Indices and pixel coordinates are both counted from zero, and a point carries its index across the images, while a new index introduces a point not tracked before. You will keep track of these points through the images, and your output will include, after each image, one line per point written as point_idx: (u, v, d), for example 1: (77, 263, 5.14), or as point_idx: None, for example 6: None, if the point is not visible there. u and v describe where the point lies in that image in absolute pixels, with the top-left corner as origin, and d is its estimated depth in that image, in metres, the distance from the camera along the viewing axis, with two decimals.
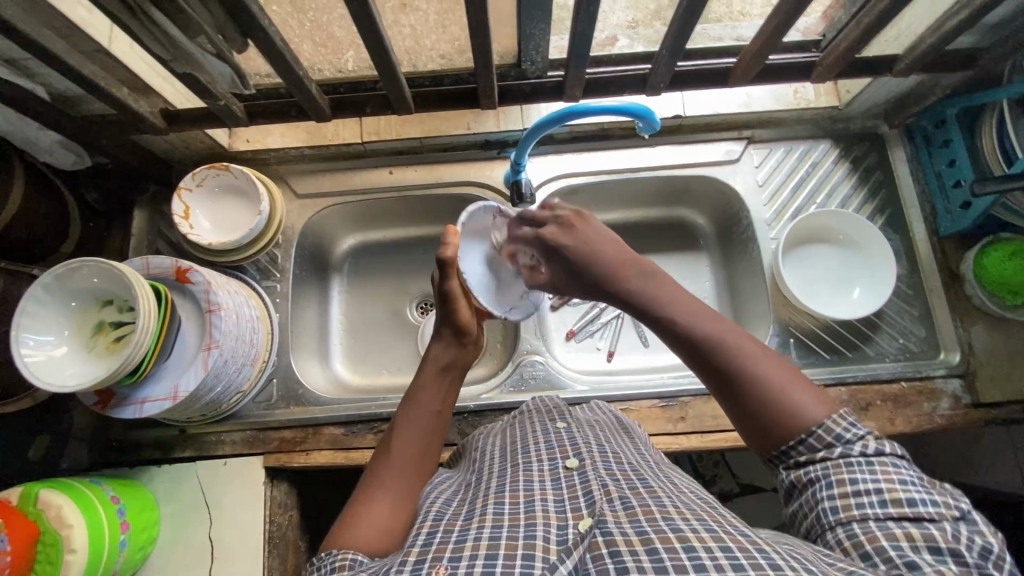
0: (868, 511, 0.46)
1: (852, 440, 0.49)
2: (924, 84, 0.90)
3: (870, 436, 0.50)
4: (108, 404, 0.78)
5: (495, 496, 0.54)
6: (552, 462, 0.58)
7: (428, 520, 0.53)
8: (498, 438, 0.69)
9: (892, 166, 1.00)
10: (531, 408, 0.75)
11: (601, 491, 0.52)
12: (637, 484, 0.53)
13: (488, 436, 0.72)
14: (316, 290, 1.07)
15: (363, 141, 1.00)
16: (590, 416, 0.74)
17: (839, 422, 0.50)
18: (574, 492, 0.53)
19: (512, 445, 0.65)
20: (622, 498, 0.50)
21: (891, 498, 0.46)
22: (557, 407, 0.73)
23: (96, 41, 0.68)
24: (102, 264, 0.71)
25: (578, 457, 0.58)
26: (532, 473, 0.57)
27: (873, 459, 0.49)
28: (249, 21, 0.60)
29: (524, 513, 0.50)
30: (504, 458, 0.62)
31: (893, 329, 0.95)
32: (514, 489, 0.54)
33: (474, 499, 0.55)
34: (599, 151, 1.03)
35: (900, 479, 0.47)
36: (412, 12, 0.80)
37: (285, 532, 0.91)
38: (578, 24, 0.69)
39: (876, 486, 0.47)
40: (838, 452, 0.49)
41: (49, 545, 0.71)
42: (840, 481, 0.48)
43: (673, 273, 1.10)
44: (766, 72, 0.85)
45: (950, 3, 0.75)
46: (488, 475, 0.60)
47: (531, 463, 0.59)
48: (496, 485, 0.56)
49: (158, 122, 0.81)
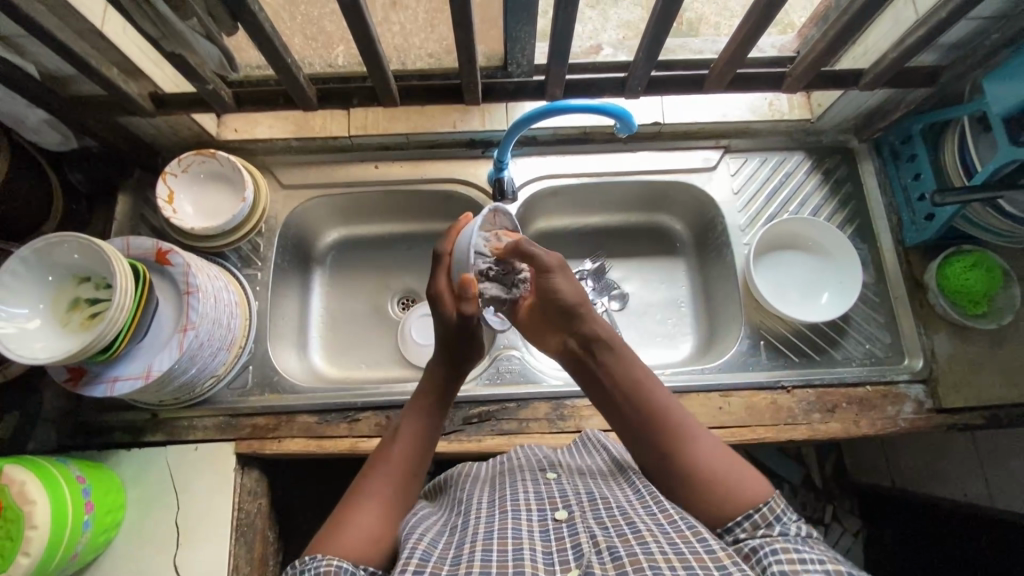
0: (813, 571, 0.48)
1: (786, 521, 0.56)
2: (891, 100, 0.95)
3: (801, 523, 0.57)
4: (78, 382, 0.77)
5: (483, 542, 0.54)
6: (541, 513, 0.60)
7: (414, 558, 0.53)
8: (486, 484, 0.70)
9: (860, 178, 1.04)
10: (518, 456, 0.78)
11: (590, 543, 0.53)
12: (625, 531, 0.54)
13: (474, 480, 0.73)
14: (298, 281, 1.08)
15: (350, 135, 1.02)
16: (580, 462, 0.75)
17: (779, 505, 0.57)
18: (561, 545, 0.54)
19: (500, 491, 0.66)
20: (611, 548, 0.51)
21: (833, 566, 0.49)
22: (547, 459, 0.76)
23: (87, 20, 0.70)
24: (81, 240, 0.72)
25: (568, 510, 0.60)
26: (521, 521, 0.58)
27: (806, 539, 0.55)
28: (238, 4, 0.62)
29: (512, 560, 0.52)
30: (492, 503, 0.63)
31: (860, 335, 0.97)
32: (503, 536, 0.55)
33: (461, 544, 0.56)
34: (581, 153, 1.06)
35: (837, 558, 0.52)
36: (402, 10, 0.86)
37: (253, 520, 0.90)
38: (558, 25, 0.72)
39: (819, 558, 0.50)
40: (777, 529, 0.55)
41: (9, 519, 0.70)
42: (784, 547, 0.51)
43: (651, 277, 1.13)
44: (740, 82, 0.88)
45: (911, 22, 0.79)
46: (473, 519, 0.60)
47: (520, 513, 0.60)
48: (483, 530, 0.57)
49: (146, 105, 0.83)
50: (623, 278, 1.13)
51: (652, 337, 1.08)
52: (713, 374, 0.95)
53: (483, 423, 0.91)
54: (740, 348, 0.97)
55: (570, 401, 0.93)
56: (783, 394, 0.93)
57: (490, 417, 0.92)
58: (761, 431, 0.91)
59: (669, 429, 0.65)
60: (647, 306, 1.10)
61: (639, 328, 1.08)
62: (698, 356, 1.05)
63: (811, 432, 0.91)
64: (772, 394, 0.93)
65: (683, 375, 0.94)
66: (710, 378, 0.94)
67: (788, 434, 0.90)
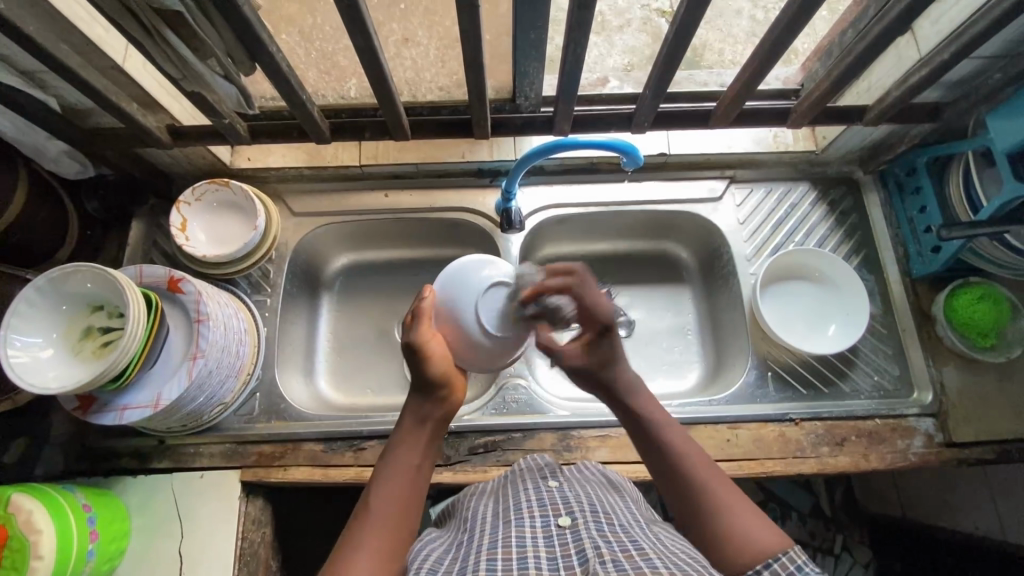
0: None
1: (806, 570, 0.55)
2: (895, 134, 0.96)
3: None
4: (88, 410, 0.78)
5: (489, 553, 0.55)
6: (545, 520, 0.60)
7: None
8: (490, 499, 0.70)
9: (866, 210, 1.05)
10: (521, 467, 0.78)
11: (594, 552, 0.53)
12: (629, 546, 0.54)
13: (478, 496, 0.74)
14: (305, 306, 1.08)
15: (360, 164, 1.04)
16: (578, 473, 0.76)
17: (799, 555, 0.57)
18: (566, 551, 0.54)
19: (504, 503, 0.67)
20: (615, 561, 0.50)
21: None
22: (547, 465, 0.76)
23: (110, 58, 0.72)
24: (94, 269, 0.73)
25: (571, 516, 0.60)
26: (525, 530, 0.58)
27: None
28: (258, 46, 0.64)
29: (517, 570, 0.52)
30: (497, 518, 0.64)
31: (868, 366, 0.97)
32: (507, 546, 0.56)
33: (467, 556, 0.57)
34: (588, 183, 1.07)
35: None
36: (413, 47, 0.88)
37: (257, 549, 0.90)
38: (568, 64, 0.74)
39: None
40: None
41: (15, 550, 0.70)
42: None
43: (657, 304, 1.13)
44: (745, 116, 0.90)
45: (914, 60, 0.80)
46: (479, 534, 0.61)
47: (524, 522, 0.60)
48: (488, 543, 0.58)
49: (164, 137, 0.85)
50: (629, 305, 1.13)
51: (658, 365, 1.07)
52: (719, 406, 0.94)
53: (489, 453, 0.91)
54: (746, 379, 0.97)
55: (577, 432, 0.93)
56: (791, 426, 0.92)
57: (496, 446, 0.92)
58: (769, 464, 0.90)
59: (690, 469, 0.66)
60: (654, 333, 1.10)
61: (645, 355, 1.08)
62: (704, 386, 1.05)
63: (819, 466, 0.90)
64: (780, 427, 0.92)
65: (690, 406, 0.94)
66: (717, 410, 0.94)
67: (797, 468, 0.90)
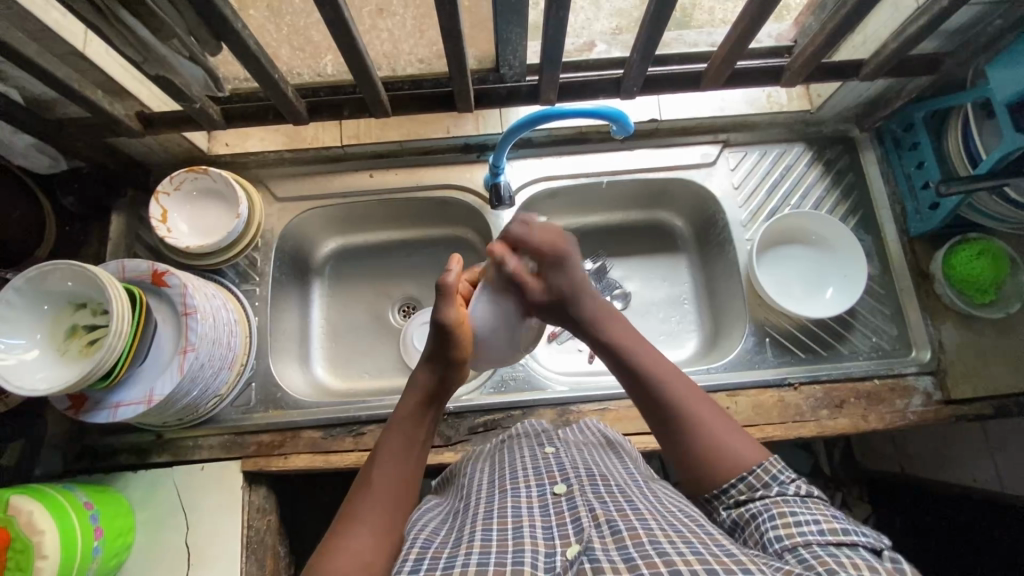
0: (809, 536, 0.50)
1: (783, 480, 0.57)
2: (891, 89, 0.93)
3: (801, 481, 0.57)
4: (80, 409, 0.76)
5: (484, 522, 0.54)
6: (540, 488, 0.59)
7: (415, 547, 0.53)
8: (486, 464, 0.70)
9: (863, 168, 1.02)
10: (518, 432, 0.79)
11: (589, 516, 0.53)
12: (624, 507, 0.54)
13: (475, 462, 0.73)
14: (296, 292, 1.07)
15: (342, 145, 1.01)
16: (578, 436, 0.75)
17: (774, 466, 0.58)
18: (561, 519, 0.54)
19: (500, 470, 0.66)
20: (609, 521, 0.51)
21: (828, 527, 0.50)
22: (545, 431, 0.76)
23: (69, 44, 0.69)
24: (74, 267, 0.71)
25: (567, 483, 0.59)
26: (521, 499, 0.57)
27: (805, 499, 0.55)
28: (222, 23, 0.61)
29: (513, 539, 0.51)
30: (492, 484, 0.63)
31: (866, 328, 0.96)
32: (502, 516, 0.54)
33: (461, 526, 0.55)
34: (578, 155, 1.04)
35: (834, 516, 0.52)
36: (389, 17, 0.84)
37: (263, 537, 0.90)
38: (550, 29, 0.70)
39: (813, 519, 0.51)
40: (774, 490, 0.56)
41: (18, 551, 0.70)
42: (781, 512, 0.53)
43: (653, 275, 1.11)
44: (736, 76, 0.87)
45: (911, 9, 0.77)
46: (475, 501, 0.60)
47: (520, 490, 0.59)
48: (483, 512, 0.56)
49: (134, 125, 0.81)
50: (624, 277, 1.11)
51: (655, 336, 1.07)
52: (718, 374, 0.94)
53: (488, 432, 0.91)
54: (744, 346, 0.96)
55: (575, 406, 0.93)
56: (790, 390, 0.92)
57: (497, 425, 0.91)
58: (769, 429, 0.90)
59: (670, 397, 0.64)
60: (650, 304, 1.09)
61: (643, 326, 1.07)
62: (702, 354, 1.05)
63: (818, 429, 0.90)
64: (779, 392, 0.92)
65: (689, 376, 0.94)
66: (716, 379, 0.94)
67: (797, 432, 0.90)
